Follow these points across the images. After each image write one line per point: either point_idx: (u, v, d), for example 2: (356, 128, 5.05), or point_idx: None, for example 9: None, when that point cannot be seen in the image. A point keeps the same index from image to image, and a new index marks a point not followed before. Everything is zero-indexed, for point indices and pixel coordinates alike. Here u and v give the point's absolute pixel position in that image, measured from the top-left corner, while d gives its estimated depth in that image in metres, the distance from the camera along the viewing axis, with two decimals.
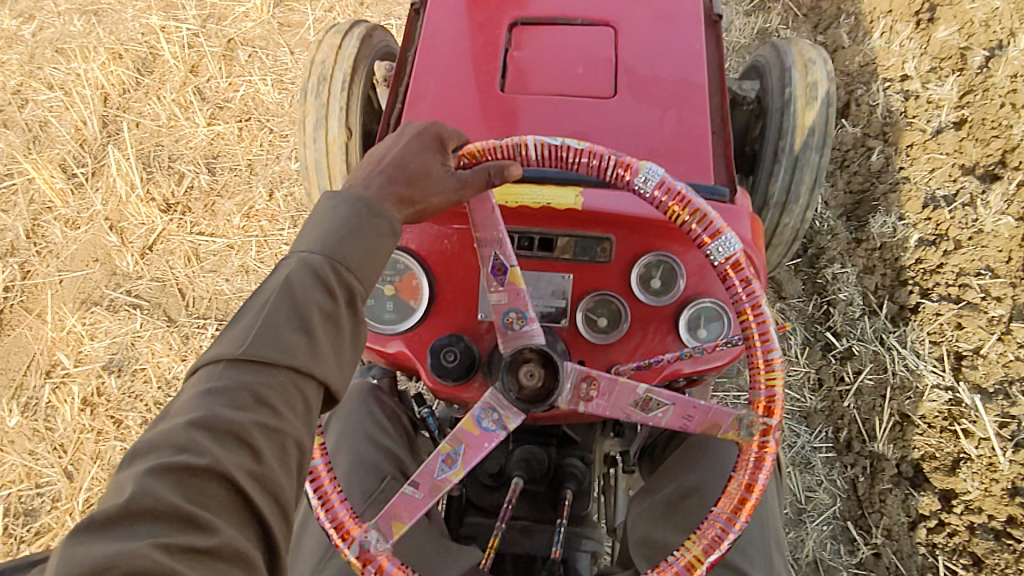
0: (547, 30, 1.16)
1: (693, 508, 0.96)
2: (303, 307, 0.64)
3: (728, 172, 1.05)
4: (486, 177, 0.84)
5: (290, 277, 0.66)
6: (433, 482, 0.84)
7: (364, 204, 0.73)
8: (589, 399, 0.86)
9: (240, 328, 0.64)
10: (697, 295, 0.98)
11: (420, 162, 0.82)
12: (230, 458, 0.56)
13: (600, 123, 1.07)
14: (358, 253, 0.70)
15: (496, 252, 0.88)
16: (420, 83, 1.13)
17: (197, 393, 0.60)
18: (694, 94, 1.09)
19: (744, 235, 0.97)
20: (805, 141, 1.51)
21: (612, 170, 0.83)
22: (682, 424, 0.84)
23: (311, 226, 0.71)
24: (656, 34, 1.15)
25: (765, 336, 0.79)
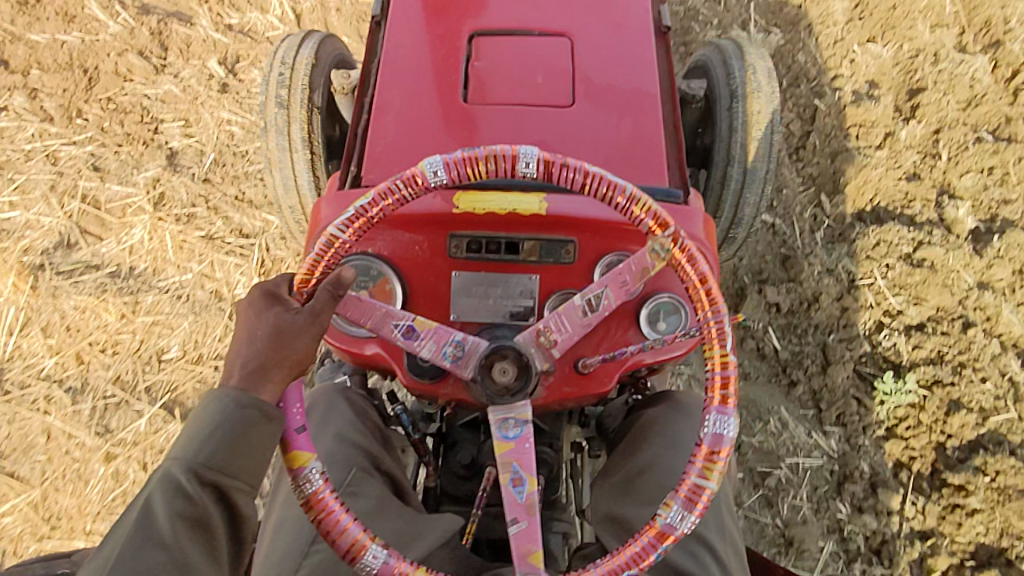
0: (507, 41, 1.21)
1: (648, 483, 1.03)
2: (164, 526, 0.73)
3: (680, 172, 1.13)
4: (328, 293, 0.85)
5: (152, 498, 0.74)
6: (522, 506, 0.88)
7: (232, 396, 0.80)
8: (553, 343, 0.92)
9: (104, 558, 0.73)
10: (656, 291, 1.05)
11: (269, 324, 0.84)
12: None
13: (559, 129, 1.13)
14: (227, 458, 0.78)
15: (392, 322, 0.94)
16: (385, 93, 1.17)
17: None
18: (647, 101, 1.16)
19: (696, 232, 1.04)
20: (757, 136, 1.60)
21: (408, 191, 0.88)
22: (625, 288, 0.93)
23: (183, 433, 0.79)
24: (610, 45, 1.21)
25: (613, 187, 0.88)
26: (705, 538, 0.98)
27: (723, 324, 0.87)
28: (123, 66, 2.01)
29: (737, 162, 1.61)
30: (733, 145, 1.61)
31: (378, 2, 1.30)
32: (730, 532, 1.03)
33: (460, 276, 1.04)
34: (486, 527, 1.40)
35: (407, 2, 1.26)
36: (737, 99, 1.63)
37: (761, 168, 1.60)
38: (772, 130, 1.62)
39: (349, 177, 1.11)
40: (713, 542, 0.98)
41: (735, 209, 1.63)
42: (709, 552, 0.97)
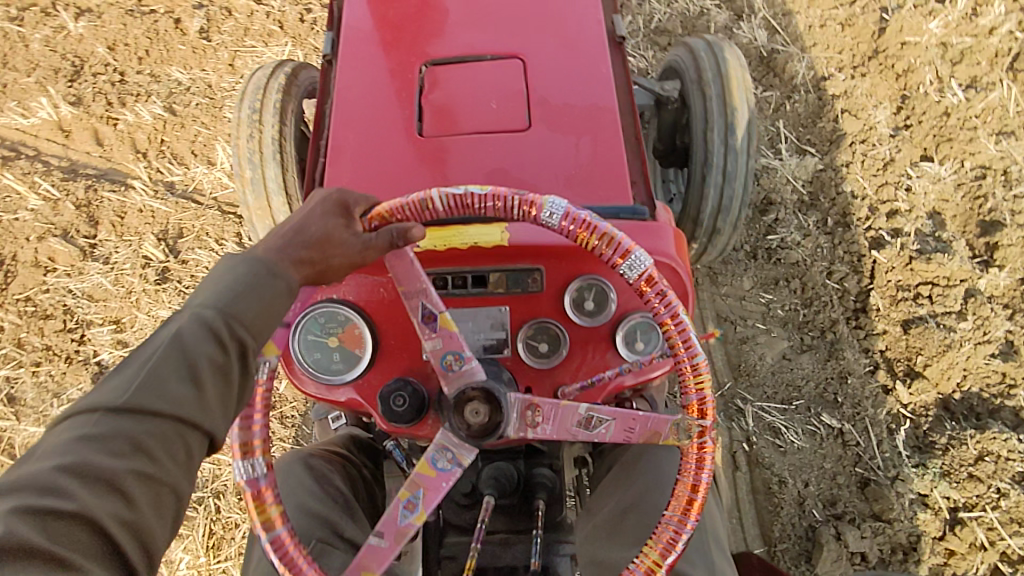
0: (459, 69, 1.20)
1: (633, 523, 1.00)
2: (192, 359, 0.67)
3: (646, 188, 1.10)
4: (390, 238, 0.88)
5: (180, 331, 0.68)
6: (397, 529, 0.88)
7: (262, 266, 0.77)
8: (535, 424, 0.91)
9: (121, 378, 0.65)
10: (629, 311, 1.02)
11: (322, 227, 0.87)
12: (99, 504, 0.58)
13: (518, 153, 1.11)
14: (250, 308, 0.72)
15: (423, 301, 0.93)
16: (342, 133, 1.16)
17: (68, 438, 0.61)
18: (605, 117, 1.14)
19: (665, 249, 1.01)
20: (734, 131, 1.58)
21: (518, 209, 0.86)
22: (625, 436, 0.90)
23: (207, 283, 0.74)
24: (564, 63, 1.19)
25: (688, 343, 0.84)
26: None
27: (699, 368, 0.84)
28: (45, 253, 1.97)
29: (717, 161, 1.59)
30: (711, 143, 1.59)
31: (328, 40, 1.29)
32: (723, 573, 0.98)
33: None
34: (492, 555, 1.39)
35: (358, 36, 1.25)
36: (710, 95, 1.61)
37: (740, 164, 1.59)
38: (749, 125, 1.60)
39: None
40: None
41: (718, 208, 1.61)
42: None
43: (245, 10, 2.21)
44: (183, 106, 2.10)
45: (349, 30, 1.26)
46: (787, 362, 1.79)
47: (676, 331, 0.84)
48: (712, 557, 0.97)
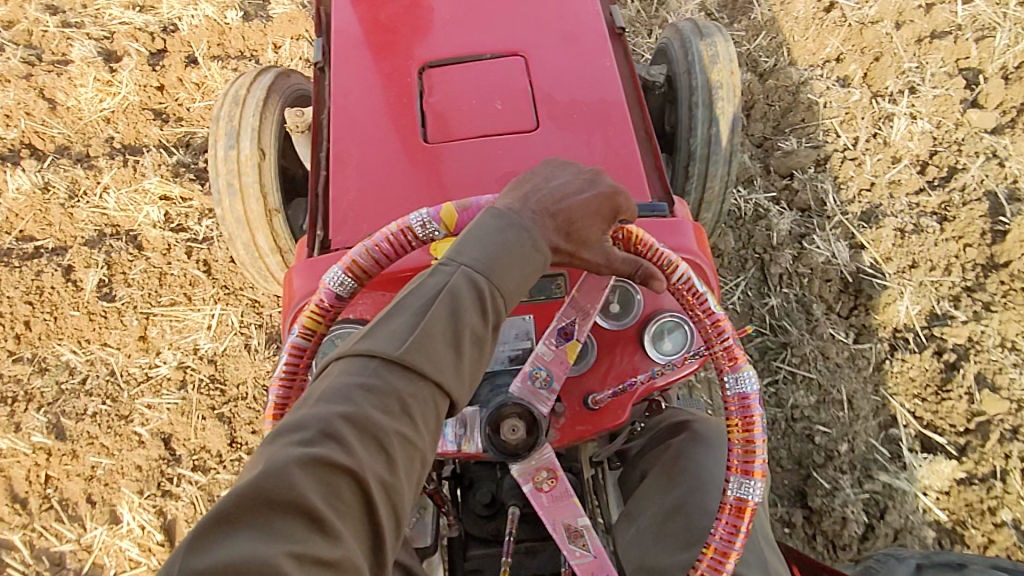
0: (456, 69, 1.15)
1: (680, 523, 0.98)
2: (460, 324, 0.67)
3: (662, 182, 1.07)
4: (631, 275, 0.87)
5: (453, 289, 0.68)
6: None
7: (527, 231, 0.75)
8: (538, 490, 0.88)
9: (398, 327, 0.66)
10: (656, 312, 1.00)
11: (586, 218, 0.82)
12: (368, 462, 0.59)
13: (528, 155, 1.07)
14: (511, 277, 0.71)
15: (574, 320, 0.92)
16: (341, 144, 1.11)
17: (346, 384, 0.62)
18: (614, 111, 1.10)
19: (687, 245, 0.99)
20: (717, 111, 1.56)
21: (713, 339, 0.85)
22: (589, 575, 0.83)
23: (470, 233, 0.74)
24: (566, 57, 1.15)
25: (742, 505, 0.79)
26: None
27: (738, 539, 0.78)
28: None
29: (703, 140, 1.56)
30: (696, 125, 1.56)
31: (318, 47, 1.24)
32: (775, 566, 0.95)
33: None
34: (518, 565, 1.36)
35: (348, 42, 1.20)
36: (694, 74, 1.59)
37: (724, 141, 1.56)
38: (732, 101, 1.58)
39: (316, 241, 1.06)
40: None
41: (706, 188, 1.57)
42: None
43: (160, 248, 1.83)
44: (73, 420, 1.66)
45: (338, 37, 1.21)
46: (841, 525, 1.46)
47: (708, 322, 0.86)
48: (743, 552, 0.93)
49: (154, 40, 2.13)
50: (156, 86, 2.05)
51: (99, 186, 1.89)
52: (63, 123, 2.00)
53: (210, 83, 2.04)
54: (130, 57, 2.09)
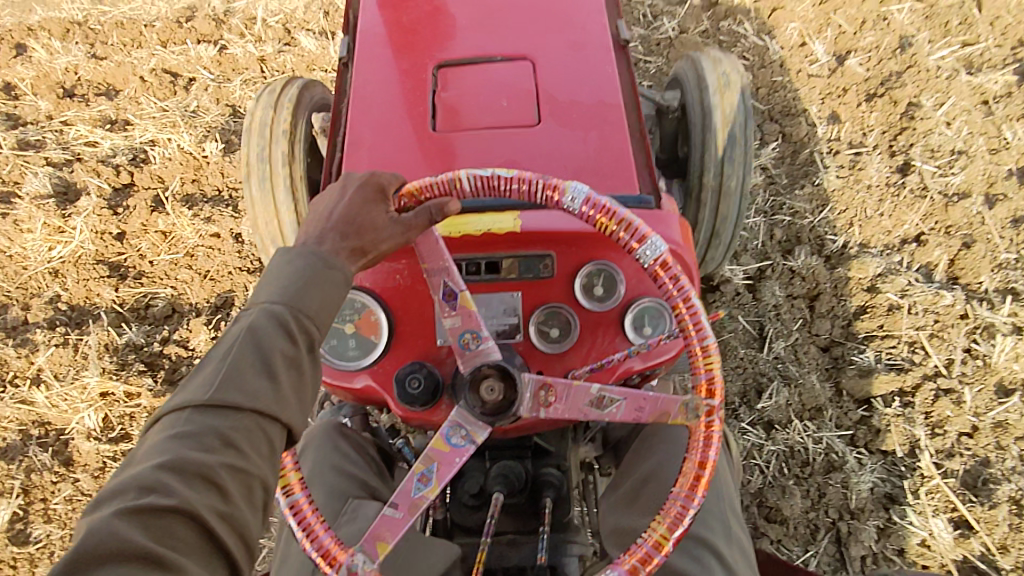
0: (469, 69, 1.24)
1: (654, 490, 1.01)
2: (266, 354, 0.72)
3: (652, 180, 1.14)
4: (428, 216, 0.92)
5: (254, 327, 0.73)
6: (411, 500, 0.89)
7: (321, 257, 0.81)
8: (549, 404, 0.91)
9: (206, 376, 0.70)
10: (638, 297, 1.05)
11: (366, 216, 0.89)
12: (198, 497, 0.63)
13: (528, 148, 1.15)
14: (314, 303, 0.77)
15: (444, 280, 0.96)
16: (357, 130, 1.20)
17: (163, 438, 0.66)
18: (612, 113, 1.18)
19: (671, 235, 1.04)
20: (728, 134, 1.62)
21: (542, 193, 0.90)
22: (635, 416, 0.89)
23: (269, 277, 0.78)
24: (571, 63, 1.24)
25: (700, 333, 0.85)
26: (710, 542, 0.95)
27: (709, 345, 0.84)
28: None
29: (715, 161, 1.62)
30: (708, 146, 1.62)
31: (344, 44, 1.34)
32: (735, 533, 1.01)
33: None
34: (499, 555, 1.39)
35: (372, 40, 1.30)
36: (707, 98, 1.66)
37: (738, 167, 1.62)
38: (744, 125, 1.64)
39: None
40: (720, 547, 0.95)
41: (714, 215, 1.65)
42: (716, 557, 0.94)
43: (93, 466, 1.77)
44: None
45: (363, 35, 1.31)
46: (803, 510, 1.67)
47: (629, 236, 0.88)
48: (708, 516, 0.99)
49: (118, 175, 2.03)
50: (114, 233, 1.96)
51: (33, 366, 1.83)
52: (6, 277, 1.93)
53: (177, 232, 1.95)
54: (89, 198, 1.99)
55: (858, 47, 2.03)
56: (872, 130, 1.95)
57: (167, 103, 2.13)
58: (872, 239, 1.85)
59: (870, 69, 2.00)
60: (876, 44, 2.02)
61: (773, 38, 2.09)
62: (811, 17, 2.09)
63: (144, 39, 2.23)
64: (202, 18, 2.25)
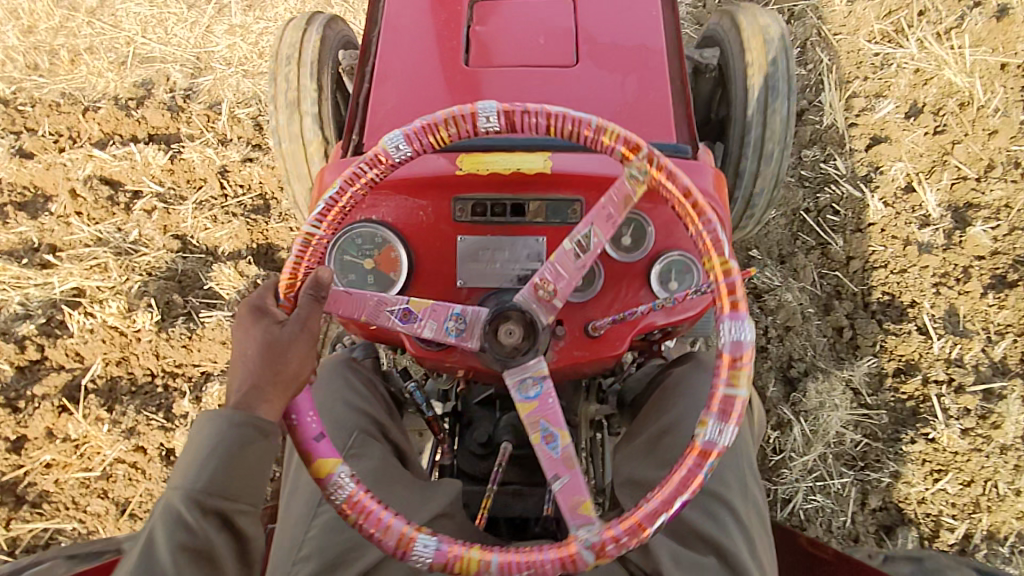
0: (506, 4, 1.19)
1: (672, 444, 0.99)
2: (166, 557, 0.75)
3: (690, 130, 1.09)
4: (310, 297, 0.82)
5: (160, 519, 0.77)
6: (562, 460, 0.84)
7: (223, 417, 0.79)
8: (552, 295, 0.88)
9: (131, 553, 0.78)
10: (667, 249, 1.02)
11: (253, 338, 0.81)
12: None
13: (563, 90, 1.10)
14: (232, 481, 0.79)
15: (387, 310, 0.93)
16: (386, 60, 1.15)
17: None
18: (653, 58, 1.13)
19: (705, 186, 1.01)
20: (771, 86, 1.57)
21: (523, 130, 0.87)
22: (611, 223, 0.88)
23: (190, 446, 0.81)
24: (614, 3, 1.18)
25: (727, 269, 0.83)
26: (726, 498, 0.96)
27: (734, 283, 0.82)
28: None
29: (757, 116, 1.57)
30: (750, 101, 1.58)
31: None
32: (752, 492, 1.00)
33: (466, 241, 1.03)
34: (504, 504, 1.39)
35: None
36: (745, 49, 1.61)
37: (779, 123, 1.57)
38: (786, 76, 1.58)
39: (351, 146, 1.10)
40: (736, 504, 0.96)
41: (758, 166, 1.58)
42: (731, 514, 0.95)
43: None
44: None
45: None
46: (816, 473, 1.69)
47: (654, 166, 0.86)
48: (725, 473, 0.98)
49: (24, 351, 1.71)
50: (10, 441, 1.65)
51: None
52: None
53: (93, 441, 1.67)
54: None
55: (980, 201, 1.76)
56: (1000, 331, 1.66)
57: (100, 227, 1.88)
58: (944, 366, 1.67)
59: (998, 240, 1.71)
60: (1004, 200, 1.74)
61: (871, 187, 1.82)
62: (920, 153, 1.81)
63: (82, 128, 1.99)
64: (152, 107, 2.03)
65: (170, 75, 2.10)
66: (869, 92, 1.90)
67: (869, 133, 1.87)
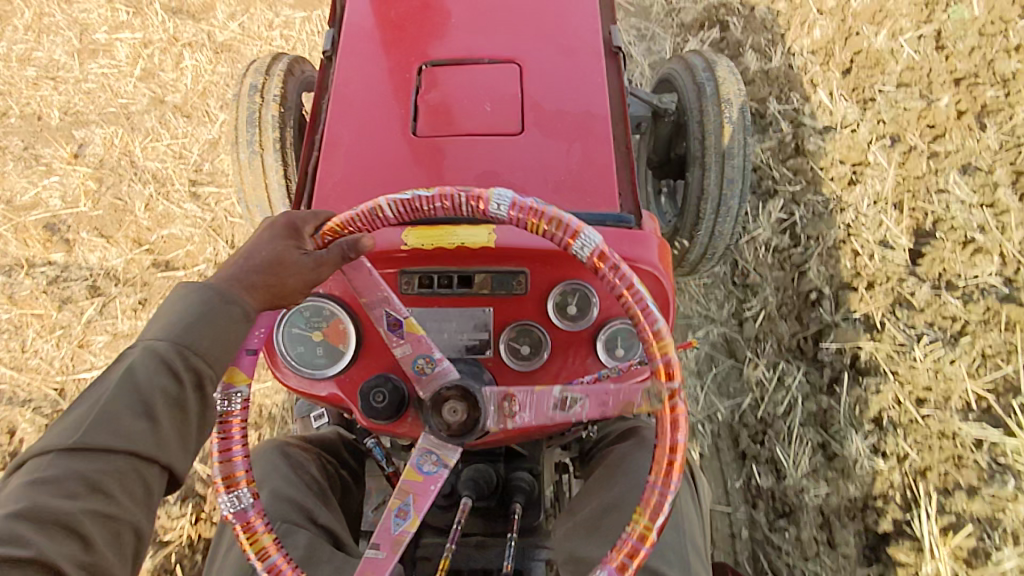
0: (455, 70, 1.21)
1: (616, 520, 1.00)
2: (145, 396, 0.67)
3: (634, 196, 1.12)
4: (340, 253, 0.86)
5: (134, 365, 0.69)
6: (392, 538, 0.85)
7: (218, 291, 0.77)
8: (513, 415, 0.90)
9: (77, 415, 0.66)
10: (611, 318, 1.03)
11: (271, 250, 0.85)
12: (58, 548, 0.58)
13: (509, 158, 1.12)
14: (207, 341, 0.73)
15: (386, 310, 0.93)
16: (336, 129, 1.17)
17: (24, 482, 0.61)
18: (598, 124, 1.15)
19: (648, 256, 1.02)
20: (728, 131, 1.58)
21: (467, 205, 0.83)
22: (600, 411, 0.89)
23: (162, 313, 0.75)
24: (560, 69, 1.20)
25: (665, 361, 0.79)
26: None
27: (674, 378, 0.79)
28: None
29: (715, 158, 1.58)
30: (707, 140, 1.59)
31: (329, 36, 1.29)
32: (697, 571, 1.01)
33: (413, 312, 1.03)
34: (466, 556, 1.38)
35: (358, 35, 1.26)
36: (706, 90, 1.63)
37: (737, 163, 1.58)
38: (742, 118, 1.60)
39: None
40: None
41: (717, 208, 1.60)
42: None
43: None
44: None
45: (349, 28, 1.27)
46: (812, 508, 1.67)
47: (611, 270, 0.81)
48: (669, 555, 0.99)
49: None
50: None
51: None
52: None
53: None
54: None
55: None
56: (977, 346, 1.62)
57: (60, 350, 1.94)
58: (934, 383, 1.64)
59: None
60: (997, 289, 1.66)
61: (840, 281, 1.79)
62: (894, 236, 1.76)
63: None
64: None
65: (14, 426, 1.89)
66: (981, 511, 1.52)
67: (916, 360, 1.66)
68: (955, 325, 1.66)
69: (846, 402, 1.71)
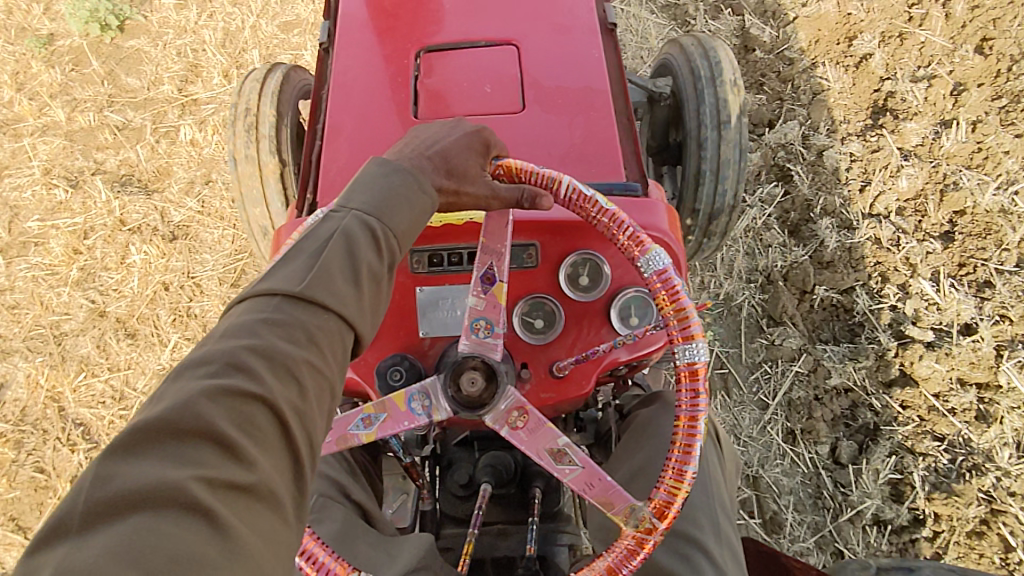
0: (452, 54, 1.21)
1: (642, 487, 1.00)
2: (358, 261, 0.66)
3: (639, 166, 1.12)
4: (518, 197, 0.89)
5: (348, 229, 0.68)
6: (344, 433, 0.91)
7: (414, 172, 0.76)
8: (515, 427, 0.88)
9: (296, 268, 0.65)
10: (624, 286, 1.03)
11: (463, 159, 0.84)
12: (278, 392, 0.57)
13: (512, 135, 1.12)
14: (403, 216, 0.72)
15: (492, 263, 0.93)
16: (337, 117, 1.17)
17: (250, 321, 0.60)
18: (598, 98, 1.15)
19: (656, 222, 1.02)
20: (723, 114, 1.58)
21: (625, 241, 0.87)
22: (581, 490, 0.86)
23: (360, 182, 0.74)
24: (558, 47, 1.21)
25: (688, 446, 0.80)
26: (697, 539, 0.96)
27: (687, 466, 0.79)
28: None
29: (711, 143, 1.59)
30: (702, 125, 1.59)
31: (324, 29, 1.31)
32: (726, 531, 1.00)
33: (424, 291, 1.04)
34: (488, 545, 1.37)
35: (354, 26, 1.26)
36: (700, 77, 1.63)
37: (733, 149, 1.58)
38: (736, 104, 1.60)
39: (306, 205, 1.12)
40: (707, 544, 0.95)
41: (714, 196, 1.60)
42: (704, 554, 0.94)
43: None
44: None
45: (345, 19, 1.28)
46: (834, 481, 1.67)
47: (685, 368, 0.82)
48: (696, 514, 0.99)
49: None
50: None
51: None
52: None
53: None
54: None
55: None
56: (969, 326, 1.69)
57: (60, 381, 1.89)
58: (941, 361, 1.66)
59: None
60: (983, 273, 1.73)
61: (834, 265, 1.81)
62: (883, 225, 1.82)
63: None
64: None
65: None
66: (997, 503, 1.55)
67: (914, 336, 1.70)
68: (948, 309, 1.71)
69: (863, 371, 1.70)
